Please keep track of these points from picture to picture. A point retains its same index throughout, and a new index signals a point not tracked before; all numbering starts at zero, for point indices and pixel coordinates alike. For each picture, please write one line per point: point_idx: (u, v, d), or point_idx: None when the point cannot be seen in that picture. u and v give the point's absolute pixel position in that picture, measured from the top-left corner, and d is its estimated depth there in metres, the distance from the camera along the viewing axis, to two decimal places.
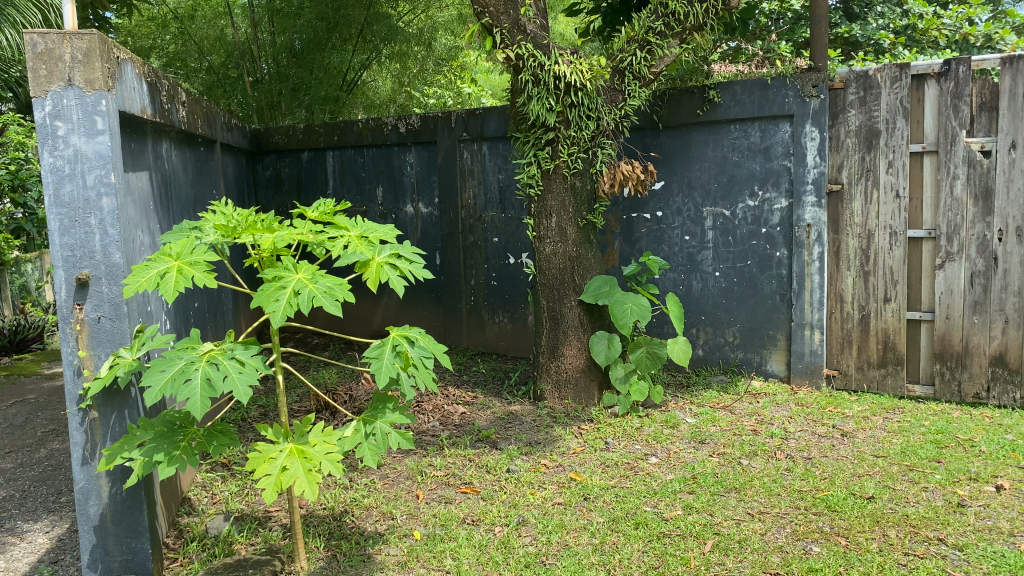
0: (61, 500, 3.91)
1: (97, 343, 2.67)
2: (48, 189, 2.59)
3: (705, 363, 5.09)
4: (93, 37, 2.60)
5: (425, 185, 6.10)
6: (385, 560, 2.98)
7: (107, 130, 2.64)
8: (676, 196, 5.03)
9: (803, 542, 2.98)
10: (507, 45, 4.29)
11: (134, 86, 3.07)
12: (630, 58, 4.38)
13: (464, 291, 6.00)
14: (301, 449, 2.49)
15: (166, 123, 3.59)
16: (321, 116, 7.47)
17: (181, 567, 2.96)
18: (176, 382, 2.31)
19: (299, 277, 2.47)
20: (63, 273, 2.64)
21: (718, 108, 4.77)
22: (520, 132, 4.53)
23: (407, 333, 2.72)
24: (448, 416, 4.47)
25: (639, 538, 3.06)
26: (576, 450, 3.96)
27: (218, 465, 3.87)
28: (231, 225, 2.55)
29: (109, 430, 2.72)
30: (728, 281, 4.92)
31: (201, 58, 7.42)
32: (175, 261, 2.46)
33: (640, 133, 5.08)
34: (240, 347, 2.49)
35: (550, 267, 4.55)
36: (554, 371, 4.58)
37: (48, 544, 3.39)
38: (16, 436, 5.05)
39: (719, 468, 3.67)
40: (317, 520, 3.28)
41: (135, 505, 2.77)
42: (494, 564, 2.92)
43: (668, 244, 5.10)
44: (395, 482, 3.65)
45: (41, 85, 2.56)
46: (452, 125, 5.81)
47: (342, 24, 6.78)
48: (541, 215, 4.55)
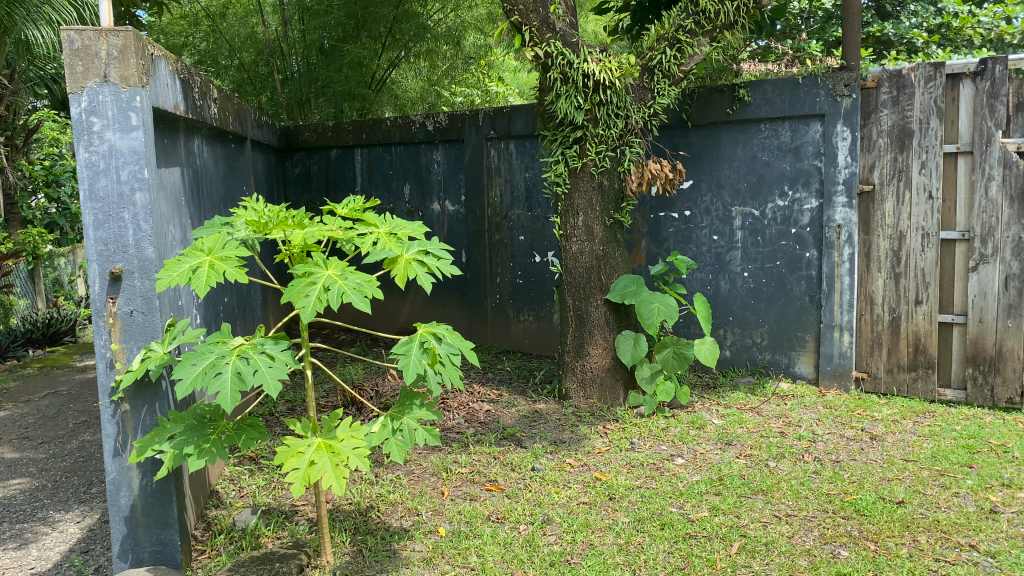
0: (92, 490, 3.97)
1: (129, 337, 2.71)
2: (83, 184, 2.63)
3: (732, 364, 5.05)
4: (129, 34, 2.63)
5: (452, 183, 6.12)
6: (410, 556, 3.00)
7: (141, 126, 2.68)
8: (704, 196, 4.99)
9: (831, 546, 2.95)
10: (536, 43, 4.30)
11: (167, 82, 3.10)
12: (659, 56, 4.35)
13: (490, 289, 6.00)
14: (329, 444, 2.50)
15: (198, 119, 3.63)
16: (350, 113, 7.53)
17: (209, 559, 3.00)
18: (207, 375, 2.33)
19: (329, 273, 2.49)
20: (97, 267, 2.67)
21: (748, 107, 4.73)
22: (548, 130, 4.52)
23: (435, 329, 2.72)
24: (473, 413, 4.48)
25: (665, 538, 3.05)
26: (602, 450, 3.95)
27: (245, 459, 3.90)
28: (262, 221, 2.57)
29: (141, 423, 2.75)
30: (757, 282, 4.88)
31: (232, 56, 7.46)
32: (206, 256, 2.48)
33: (668, 132, 5.05)
34: (271, 342, 2.50)
35: (577, 265, 4.54)
36: (580, 371, 4.56)
37: (79, 534, 3.44)
38: (49, 427, 5.15)
39: (746, 470, 3.65)
40: (343, 515, 3.31)
41: (165, 497, 2.80)
42: (519, 563, 2.92)
43: (696, 243, 5.06)
44: (421, 479, 3.67)
45: (78, 82, 2.60)
46: (479, 124, 5.82)
47: (370, 22, 6.83)
48: (568, 213, 4.53)
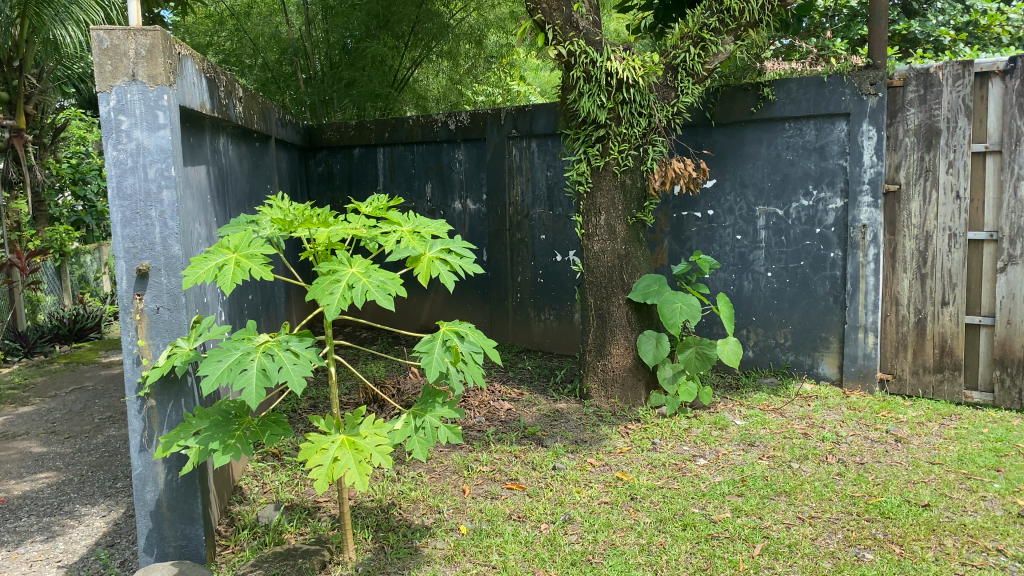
0: (117, 485, 4.01)
1: (155, 333, 2.73)
2: (111, 182, 2.66)
3: (755, 365, 5.01)
4: (157, 34, 2.65)
5: (474, 181, 6.12)
6: (432, 553, 3.00)
7: (168, 124, 2.70)
8: (727, 195, 4.96)
9: (855, 549, 2.92)
10: (559, 41, 4.29)
11: (193, 81, 3.13)
12: (683, 55, 4.33)
13: (510, 288, 6.00)
14: (352, 441, 2.51)
15: (223, 118, 3.66)
16: (373, 112, 7.54)
17: (233, 554, 3.02)
18: (232, 371, 2.35)
19: (353, 271, 2.50)
20: (124, 263, 2.70)
21: (772, 106, 4.70)
22: (571, 129, 4.52)
23: (457, 328, 2.72)
24: (494, 412, 4.48)
25: (686, 539, 3.04)
26: (623, 450, 3.94)
27: (269, 455, 3.93)
28: (288, 219, 2.59)
29: (166, 419, 2.78)
30: (781, 282, 4.85)
31: (256, 55, 7.50)
32: (232, 254, 2.50)
33: (692, 130, 5.02)
34: (295, 338, 2.52)
35: (599, 264, 4.53)
36: (601, 370, 4.55)
37: (104, 528, 3.48)
38: (76, 422, 5.21)
39: (770, 471, 3.63)
40: (365, 512, 3.32)
41: (190, 492, 2.83)
42: (540, 561, 2.92)
43: (719, 243, 5.03)
44: (442, 476, 3.68)
45: (106, 81, 2.63)
46: (501, 123, 5.82)
47: (393, 21, 6.87)
48: (590, 212, 4.52)
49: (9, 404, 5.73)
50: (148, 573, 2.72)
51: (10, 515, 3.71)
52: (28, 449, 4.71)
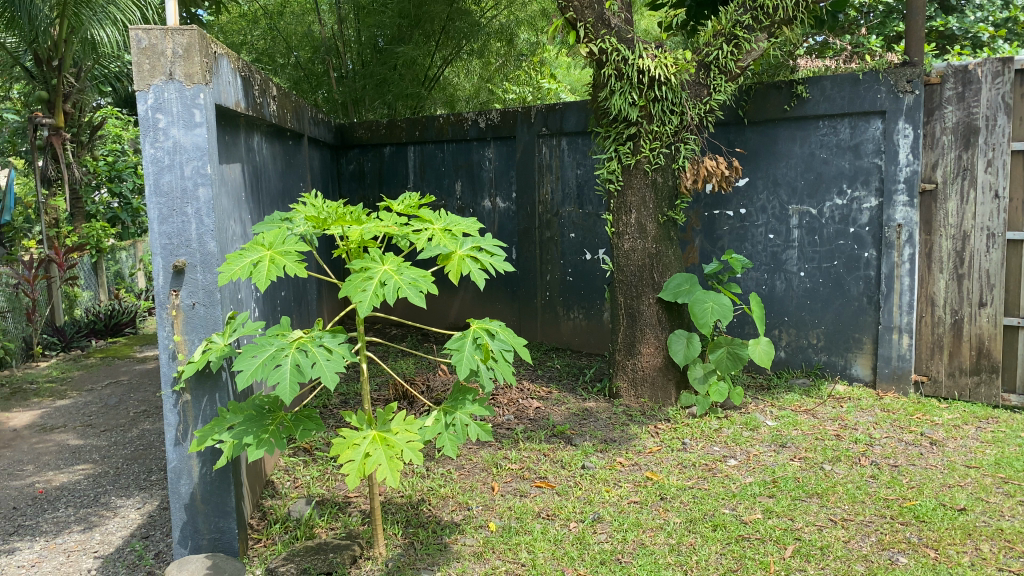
0: (152, 478, 4.07)
1: (191, 328, 2.77)
2: (148, 179, 2.70)
3: (787, 365, 4.97)
4: (193, 33, 2.68)
5: (503, 180, 6.13)
6: (461, 550, 3.02)
7: (205, 122, 2.73)
8: (760, 194, 4.91)
9: (889, 552, 2.89)
10: (590, 39, 4.28)
11: (229, 80, 3.16)
12: (716, 52, 4.30)
13: (540, 286, 6.00)
14: (383, 437, 2.53)
15: (257, 116, 3.70)
16: (403, 111, 7.59)
17: (265, 548, 3.06)
18: (267, 367, 2.37)
19: (385, 269, 2.52)
20: (161, 260, 2.74)
21: (806, 104, 4.65)
22: (602, 126, 4.51)
23: (488, 325, 2.73)
24: (523, 410, 4.49)
25: (717, 540, 3.02)
26: (653, 449, 3.92)
27: (300, 450, 3.98)
28: (321, 217, 2.62)
29: (201, 413, 2.81)
30: (814, 282, 4.80)
31: (289, 54, 7.55)
32: (267, 250, 2.52)
33: (724, 128, 4.98)
34: (328, 335, 2.54)
35: (629, 263, 4.51)
36: (631, 370, 4.53)
37: (139, 520, 3.54)
38: (112, 415, 5.31)
39: (801, 472, 3.59)
40: (395, 507, 3.34)
41: (223, 486, 2.87)
42: (570, 560, 2.91)
43: (751, 242, 4.99)
44: (471, 473, 3.69)
45: (144, 80, 2.67)
46: (532, 121, 5.82)
47: (424, 21, 6.92)
48: (621, 210, 4.51)
49: (47, 397, 5.85)
50: (182, 565, 2.76)
51: (48, 506, 3.78)
52: (66, 441, 4.80)
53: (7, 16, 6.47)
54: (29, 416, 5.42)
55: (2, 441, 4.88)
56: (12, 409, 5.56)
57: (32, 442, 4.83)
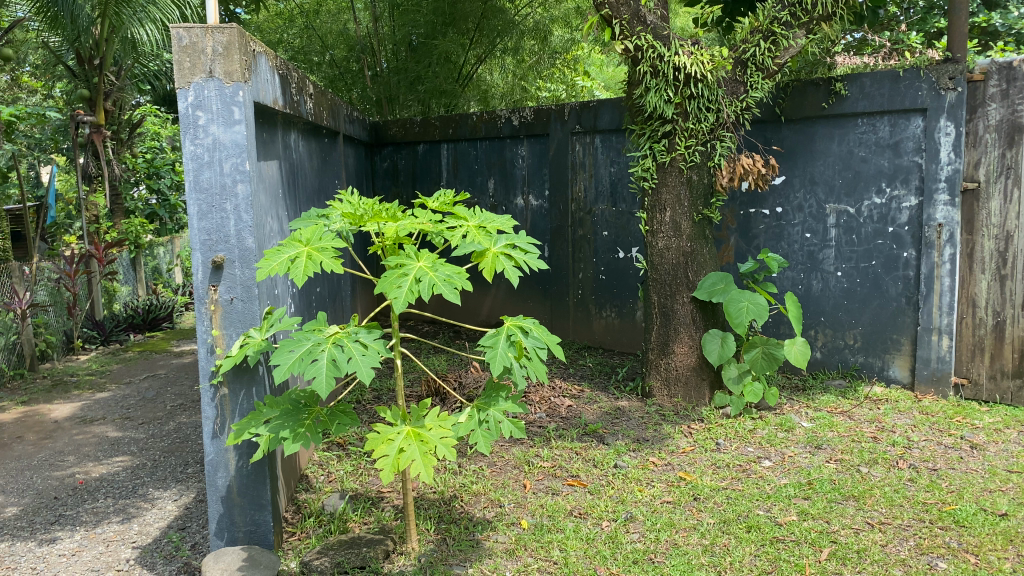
0: (188, 470, 4.13)
1: (229, 323, 2.81)
2: (188, 176, 2.74)
3: (823, 366, 4.91)
4: (233, 31, 2.71)
5: (536, 178, 6.12)
6: (493, 547, 3.02)
7: (244, 120, 2.76)
8: (797, 192, 4.86)
9: (928, 557, 2.84)
10: (626, 36, 4.26)
11: (267, 78, 3.20)
12: (753, 49, 4.25)
13: (572, 284, 5.98)
14: (417, 433, 2.54)
15: (294, 114, 3.74)
16: (436, 109, 7.61)
17: (299, 541, 3.09)
18: (304, 361, 2.40)
19: (420, 265, 2.53)
20: (200, 255, 2.78)
21: (845, 101, 4.59)
22: (636, 124, 4.49)
23: (522, 323, 2.72)
24: (555, 408, 4.49)
25: (751, 541, 2.99)
26: (686, 450, 3.89)
27: (334, 445, 4.01)
28: (358, 214, 2.64)
29: (238, 406, 2.85)
30: (851, 282, 4.73)
31: (324, 52, 7.61)
32: (304, 247, 2.55)
33: (761, 126, 4.93)
34: (364, 330, 2.56)
35: (663, 262, 4.48)
36: (664, 369, 4.51)
37: (176, 512, 3.59)
38: (149, 408, 5.40)
39: (836, 474, 3.54)
40: (428, 503, 3.36)
41: (259, 479, 2.90)
42: (602, 558, 2.91)
43: (788, 241, 4.94)
44: (503, 471, 3.70)
45: (185, 78, 2.71)
46: (566, 119, 5.80)
47: (458, 19, 6.91)
48: (655, 208, 4.48)
49: (86, 390, 5.96)
50: (218, 557, 2.80)
51: (88, 496, 3.86)
52: (105, 433, 4.89)
53: (49, 15, 6.58)
54: (69, 408, 5.53)
55: (44, 432, 4.99)
56: (53, 401, 5.68)
57: (73, 434, 4.93)
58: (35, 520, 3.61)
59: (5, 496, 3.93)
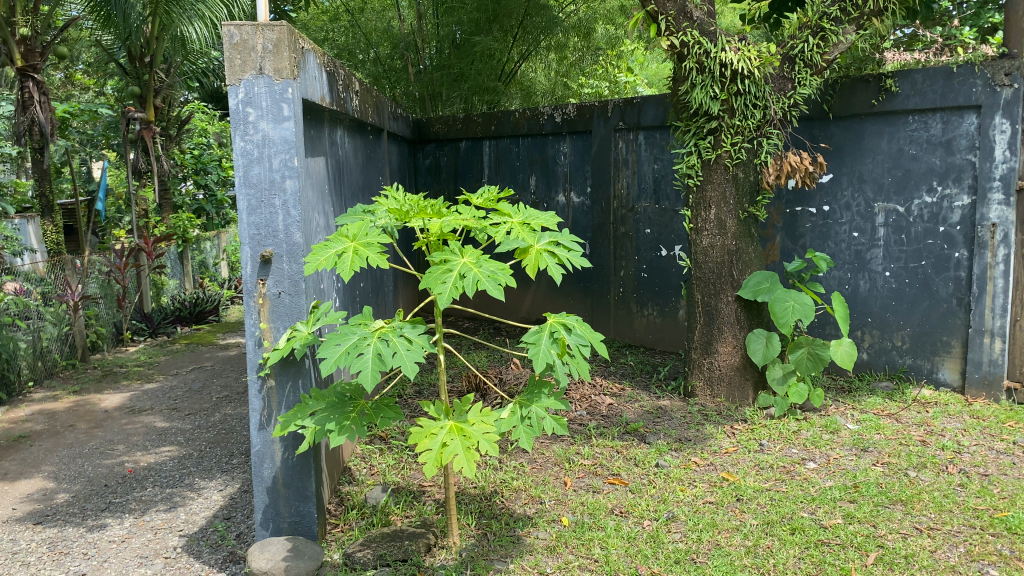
0: (234, 461, 4.21)
1: (276, 317, 2.85)
2: (238, 171, 2.78)
3: (870, 368, 4.83)
4: (283, 28, 2.75)
5: (578, 175, 6.10)
6: (534, 543, 3.02)
7: (292, 116, 2.80)
8: (845, 190, 4.78)
9: (979, 564, 2.78)
10: (672, 32, 4.23)
11: (315, 75, 3.23)
12: (801, 45, 4.18)
13: (613, 282, 5.96)
14: (460, 428, 2.55)
15: (341, 110, 3.78)
16: (479, 107, 7.62)
17: (342, 533, 3.12)
18: (350, 355, 2.42)
19: (465, 261, 2.53)
20: (249, 250, 2.82)
21: (895, 98, 4.50)
22: (681, 121, 4.46)
23: (565, 320, 2.71)
24: (596, 406, 4.48)
25: (795, 543, 2.95)
26: (729, 450, 3.86)
27: (376, 438, 4.05)
28: (403, 209, 2.66)
29: (285, 398, 2.89)
30: (899, 282, 4.65)
31: (369, 49, 7.69)
32: (351, 242, 2.57)
33: (808, 123, 4.86)
34: (408, 325, 2.58)
35: (707, 260, 4.45)
36: (707, 368, 4.47)
37: (221, 501, 3.66)
38: (195, 399, 5.50)
39: (883, 478, 3.48)
40: (468, 498, 3.37)
41: (304, 471, 2.94)
42: (644, 557, 2.90)
43: (835, 240, 4.86)
44: (543, 467, 3.70)
45: (236, 74, 2.75)
46: (609, 115, 5.77)
47: (502, 16, 6.93)
48: (700, 206, 4.45)
49: (135, 380, 6.10)
50: (264, 547, 2.85)
51: (136, 484, 3.95)
52: (153, 423, 5.00)
53: (103, 14, 6.74)
54: (119, 398, 5.67)
55: (95, 420, 5.12)
56: (103, 391, 5.82)
57: (122, 423, 5.05)
58: (86, 506, 3.71)
59: (58, 482, 4.04)
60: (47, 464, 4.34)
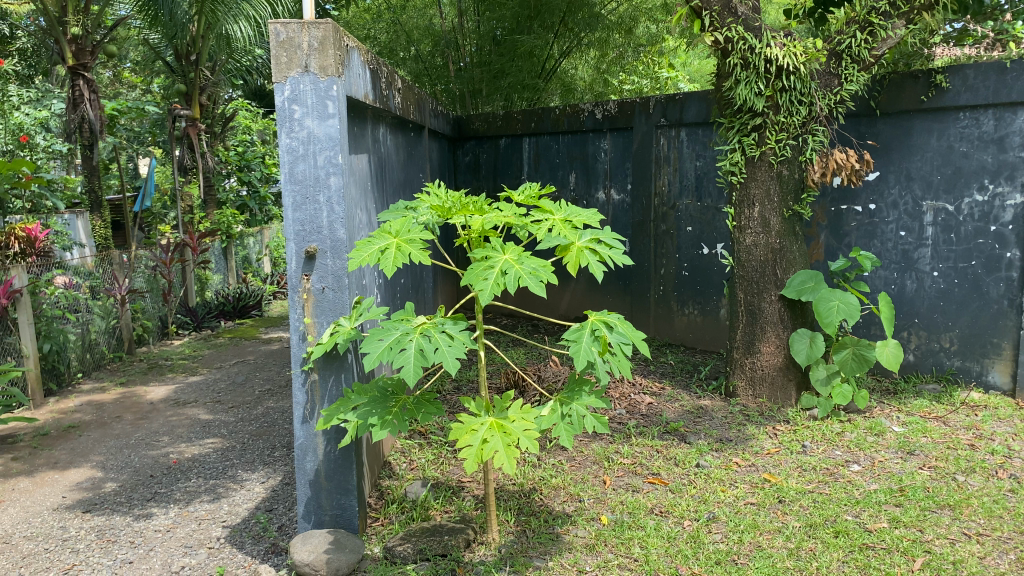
0: (275, 454, 4.26)
1: (320, 312, 2.88)
2: (284, 168, 2.81)
3: (916, 369, 4.74)
4: (328, 26, 2.76)
5: (619, 171, 6.07)
6: (573, 541, 3.02)
7: (337, 113, 2.82)
8: (892, 188, 4.69)
9: None
10: (716, 27, 4.20)
11: (359, 73, 3.25)
12: (848, 40, 4.11)
13: (654, 280, 5.92)
14: (501, 425, 2.55)
15: (384, 108, 3.81)
16: (519, 104, 7.71)
17: (382, 527, 3.15)
18: (393, 350, 2.44)
19: (506, 258, 2.53)
20: (294, 245, 2.85)
21: (946, 94, 4.40)
22: (725, 117, 4.41)
23: (606, 318, 2.70)
24: (635, 405, 4.47)
25: (838, 547, 2.90)
26: (771, 450, 3.82)
27: (415, 434, 4.08)
28: (445, 207, 2.67)
29: (327, 392, 2.92)
30: (948, 282, 4.55)
31: (409, 46, 7.70)
32: (394, 238, 2.59)
33: (855, 120, 4.77)
34: (450, 322, 2.58)
35: (750, 259, 4.40)
36: (749, 368, 4.42)
37: (264, 493, 3.71)
38: (238, 393, 5.59)
39: (931, 482, 3.41)
40: (507, 494, 3.38)
41: (346, 464, 2.97)
42: (684, 557, 2.87)
43: (881, 239, 4.78)
44: (582, 465, 3.69)
45: (282, 72, 2.78)
46: (650, 112, 5.73)
47: (544, 13, 6.92)
48: (743, 204, 4.40)
49: (180, 373, 6.22)
50: (306, 539, 2.88)
51: (181, 475, 4.03)
52: (197, 415, 5.09)
53: (151, 14, 6.86)
54: (164, 390, 5.78)
55: (141, 412, 5.23)
56: (149, 383, 5.95)
57: (167, 415, 5.15)
58: (133, 496, 3.78)
59: (105, 472, 4.14)
60: (95, 454, 4.44)
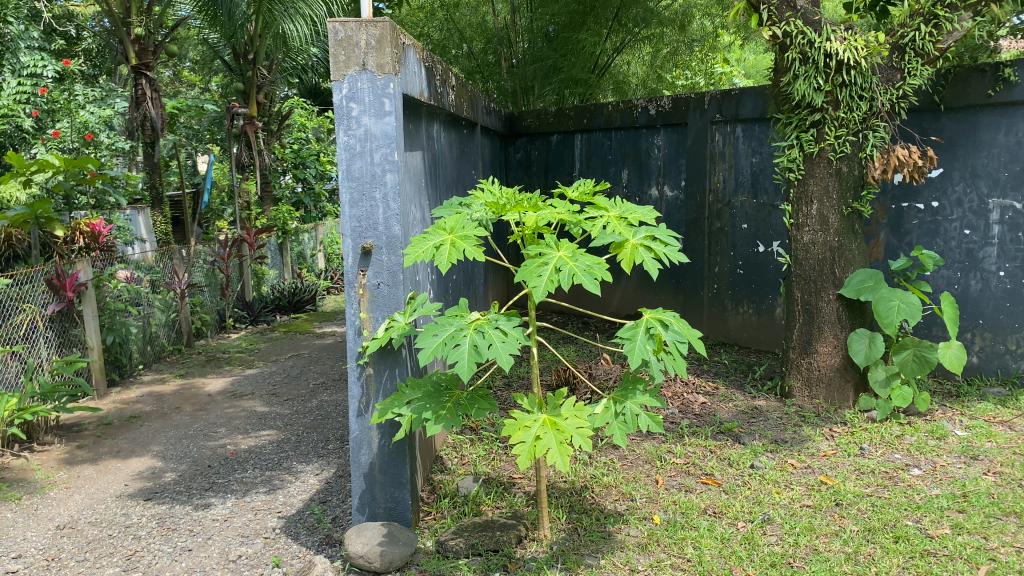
0: (329, 447, 4.33)
1: (375, 307, 2.91)
2: (341, 165, 2.85)
3: (980, 372, 4.60)
4: (385, 25, 2.79)
5: (672, 168, 6.02)
6: (625, 540, 3.01)
7: (394, 110, 2.85)
8: (956, 185, 4.56)
9: None
10: (774, 21, 4.16)
11: (414, 71, 3.28)
12: (912, 33, 4.01)
13: (707, 278, 5.86)
14: (554, 421, 2.55)
15: (438, 105, 3.84)
16: (571, 99, 7.67)
17: (434, 521, 3.17)
18: (447, 345, 2.46)
19: (560, 255, 2.53)
20: (351, 242, 2.89)
21: (1014, 88, 4.26)
22: (783, 113, 4.35)
23: (661, 316, 2.68)
24: (688, 404, 4.44)
25: (899, 553, 2.83)
26: (827, 453, 3.75)
27: (466, 429, 4.10)
28: (500, 203, 2.68)
29: (382, 386, 2.95)
30: (1015, 282, 4.41)
31: (462, 44, 7.79)
32: (449, 235, 2.60)
33: (918, 115, 4.66)
34: (504, 318, 2.58)
35: (808, 257, 4.33)
36: (805, 368, 4.36)
37: (318, 485, 3.77)
38: (293, 386, 5.69)
39: (995, 488, 3.31)
40: (558, 492, 3.38)
41: (399, 458, 3.00)
42: (738, 559, 2.84)
43: (944, 238, 4.65)
44: (634, 464, 3.67)
45: (340, 70, 2.82)
46: (705, 107, 5.66)
47: (596, 8, 6.88)
48: (801, 201, 4.33)
49: (237, 366, 6.35)
50: (360, 531, 2.92)
51: (238, 466, 4.12)
52: (253, 408, 5.19)
53: (210, 14, 7.01)
54: (222, 382, 5.92)
55: (199, 403, 5.37)
56: (208, 375, 6.10)
57: (224, 407, 5.27)
58: (192, 485, 3.88)
59: (165, 462, 4.25)
60: (155, 444, 4.56)
